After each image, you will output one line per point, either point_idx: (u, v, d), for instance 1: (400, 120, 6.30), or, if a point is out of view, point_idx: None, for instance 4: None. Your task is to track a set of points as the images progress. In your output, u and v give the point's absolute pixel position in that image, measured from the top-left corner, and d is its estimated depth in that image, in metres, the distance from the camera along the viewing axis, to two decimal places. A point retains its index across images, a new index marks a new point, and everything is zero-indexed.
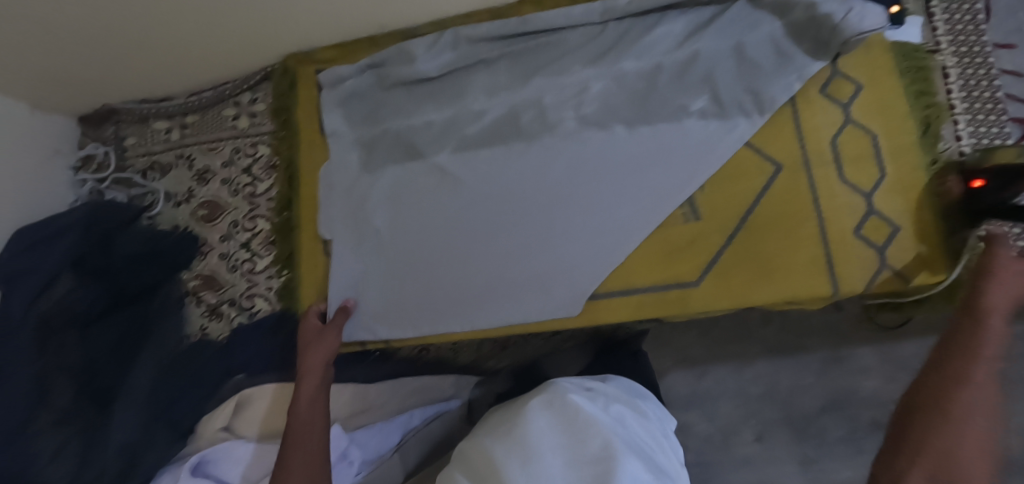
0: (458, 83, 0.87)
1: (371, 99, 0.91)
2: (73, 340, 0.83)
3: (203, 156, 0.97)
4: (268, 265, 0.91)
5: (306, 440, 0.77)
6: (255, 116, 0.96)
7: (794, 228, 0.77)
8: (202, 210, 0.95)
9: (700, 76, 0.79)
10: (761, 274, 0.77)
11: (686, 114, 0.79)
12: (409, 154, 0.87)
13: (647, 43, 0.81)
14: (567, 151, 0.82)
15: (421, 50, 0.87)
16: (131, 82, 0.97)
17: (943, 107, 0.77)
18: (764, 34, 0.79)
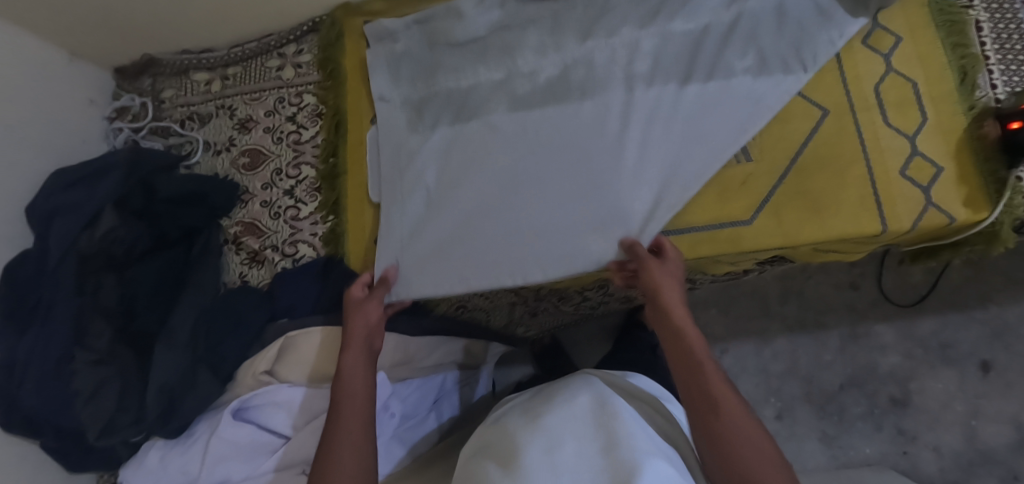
0: (511, 43, 0.83)
1: (419, 57, 0.89)
2: (113, 279, 0.83)
3: (245, 106, 0.97)
4: (313, 211, 0.90)
5: (354, 411, 0.70)
6: (300, 66, 0.96)
7: (842, 168, 0.79)
8: (243, 158, 0.94)
9: (744, 37, 0.77)
10: (812, 212, 0.78)
11: (734, 72, 0.75)
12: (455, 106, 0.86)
13: (695, 4, 0.79)
14: (616, 107, 0.77)
15: (470, 6, 0.85)
16: (170, 32, 0.96)
17: (979, 58, 0.81)
18: None
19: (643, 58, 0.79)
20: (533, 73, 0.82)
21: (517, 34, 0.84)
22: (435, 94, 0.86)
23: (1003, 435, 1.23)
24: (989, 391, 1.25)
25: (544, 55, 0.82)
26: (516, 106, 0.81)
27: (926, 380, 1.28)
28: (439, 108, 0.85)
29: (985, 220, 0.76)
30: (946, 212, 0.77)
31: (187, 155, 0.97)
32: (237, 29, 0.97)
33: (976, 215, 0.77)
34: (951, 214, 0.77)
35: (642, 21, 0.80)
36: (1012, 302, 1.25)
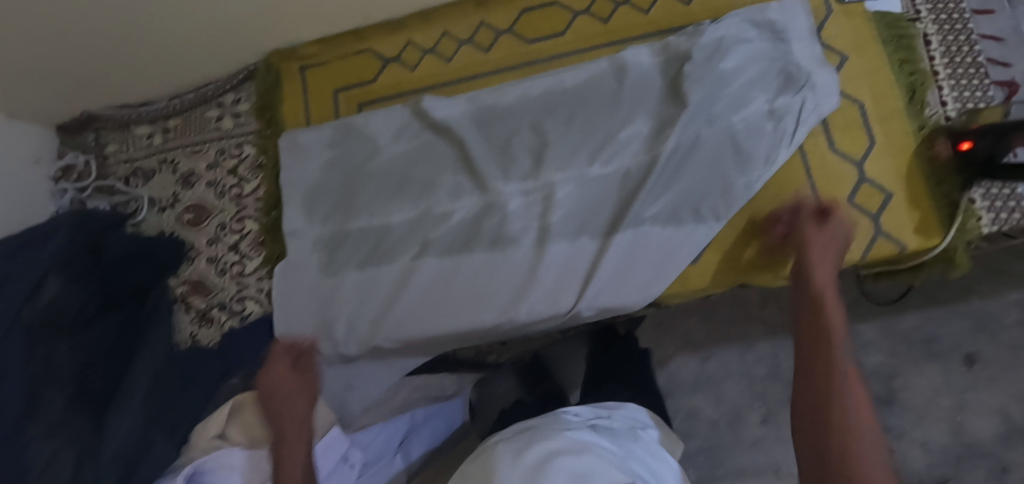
0: (433, 148, 0.86)
1: (336, 191, 0.88)
2: (66, 348, 0.78)
3: (186, 160, 0.95)
4: (258, 266, 0.89)
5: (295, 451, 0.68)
6: (239, 116, 0.94)
7: (790, 197, 0.77)
8: (188, 214, 0.93)
9: (662, 182, 0.77)
10: (761, 244, 0.76)
11: (646, 220, 0.77)
12: (400, 189, 0.85)
13: (616, 145, 0.79)
14: (524, 267, 0.78)
15: (386, 137, 0.87)
16: (114, 82, 0.94)
17: (929, 74, 0.78)
18: (734, 91, 0.77)
19: (560, 206, 0.79)
20: (445, 216, 0.82)
21: (434, 173, 0.85)
22: (347, 234, 0.86)
23: (988, 426, 0.92)
24: (977, 385, 0.94)
25: (460, 196, 0.83)
26: (425, 251, 0.82)
27: (910, 376, 0.97)
28: (378, 185, 0.86)
29: (936, 246, 0.74)
30: (896, 240, 0.74)
31: (133, 213, 0.95)
32: (179, 78, 0.95)
33: (926, 242, 0.74)
34: (901, 242, 0.74)
35: (561, 164, 0.80)
36: (995, 293, 0.96)
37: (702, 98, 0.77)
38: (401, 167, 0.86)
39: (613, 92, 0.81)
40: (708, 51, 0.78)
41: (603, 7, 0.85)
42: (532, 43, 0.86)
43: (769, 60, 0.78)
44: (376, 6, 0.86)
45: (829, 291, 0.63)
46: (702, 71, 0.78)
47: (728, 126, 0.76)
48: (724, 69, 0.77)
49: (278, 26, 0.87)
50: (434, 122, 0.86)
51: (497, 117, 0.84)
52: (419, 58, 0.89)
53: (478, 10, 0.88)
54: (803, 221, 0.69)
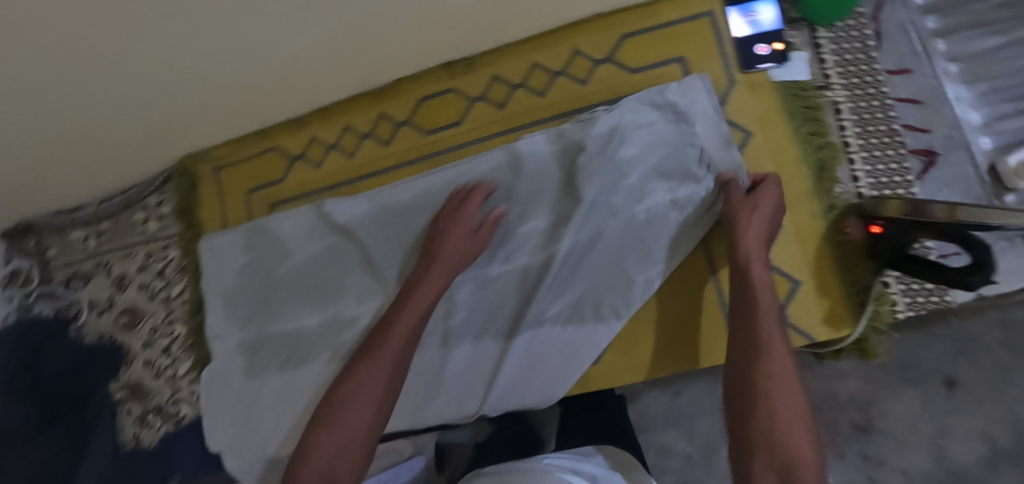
0: (341, 250, 0.87)
1: (257, 294, 0.90)
2: (15, 456, 0.83)
3: (119, 262, 0.98)
4: (188, 370, 0.92)
5: (361, 409, 0.67)
6: (163, 218, 0.96)
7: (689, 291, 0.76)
8: (123, 317, 0.96)
9: (561, 282, 0.75)
10: (657, 340, 0.76)
11: (546, 323, 0.75)
12: (314, 291, 0.87)
13: (514, 244, 0.77)
14: (430, 369, 0.80)
15: (296, 240, 0.89)
16: (44, 195, 0.94)
17: (839, 147, 0.73)
18: (630, 182, 0.74)
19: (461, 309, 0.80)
20: (353, 320, 0.85)
21: (341, 274, 0.86)
22: (266, 339, 0.89)
23: (973, 450, 0.79)
24: (959, 409, 0.80)
25: (364, 301, 0.85)
26: (336, 356, 0.84)
27: (889, 403, 0.82)
28: (291, 290, 0.88)
29: (846, 337, 0.70)
30: (805, 331, 0.71)
31: (74, 316, 0.98)
32: (103, 187, 0.96)
33: (836, 332, 0.70)
34: (811, 333, 0.71)
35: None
36: (976, 313, 0.81)
37: (599, 194, 0.74)
38: (311, 271, 0.88)
39: (508, 188, 0.79)
40: (602, 141, 0.75)
41: (498, 93, 0.83)
42: (430, 134, 0.85)
43: (670, 146, 0.74)
44: (274, 110, 0.86)
45: (771, 308, 0.61)
46: (599, 163, 0.75)
47: (629, 220, 0.74)
48: (620, 159, 0.74)
49: (184, 135, 0.88)
50: (337, 222, 0.86)
51: (400, 215, 0.83)
52: (323, 155, 0.89)
53: (377, 102, 0.87)
54: (744, 211, 0.66)
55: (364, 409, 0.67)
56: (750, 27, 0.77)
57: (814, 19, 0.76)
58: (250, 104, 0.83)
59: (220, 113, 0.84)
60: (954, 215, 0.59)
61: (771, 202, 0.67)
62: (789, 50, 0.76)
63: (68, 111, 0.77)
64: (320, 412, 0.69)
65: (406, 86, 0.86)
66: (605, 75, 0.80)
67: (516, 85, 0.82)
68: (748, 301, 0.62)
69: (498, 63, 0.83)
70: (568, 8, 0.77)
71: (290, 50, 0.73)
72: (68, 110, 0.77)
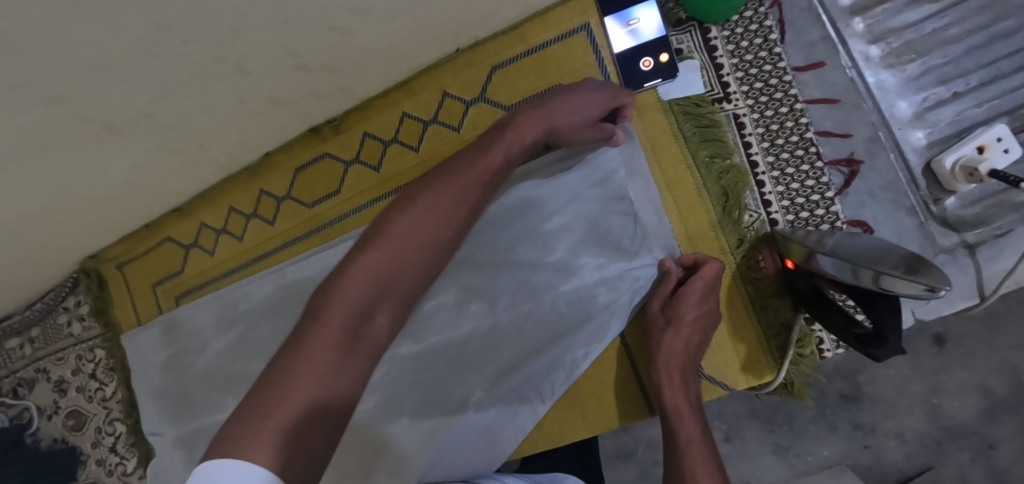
0: (252, 338, 0.80)
1: (179, 390, 0.86)
2: None
3: (56, 367, 0.96)
4: (136, 465, 0.93)
5: (428, 235, 0.53)
6: (84, 319, 0.94)
7: (622, 355, 0.69)
8: (69, 419, 0.96)
9: (478, 359, 0.69)
10: (583, 412, 0.70)
11: (467, 407, 0.67)
12: (233, 383, 0.82)
13: (422, 319, 0.70)
14: None
15: (209, 330, 0.84)
16: None
17: (745, 169, 0.64)
18: (524, 240, 0.66)
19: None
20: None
21: (253, 364, 0.80)
22: (198, 431, 0.85)
23: (969, 404, 0.75)
24: (951, 367, 0.75)
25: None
26: None
27: (875, 369, 0.78)
28: (213, 382, 0.83)
29: (769, 383, 0.63)
30: (723, 381, 0.64)
31: (28, 422, 0.97)
32: (9, 307, 0.92)
33: (758, 379, 0.63)
34: (730, 383, 0.64)
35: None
36: None
37: (498, 262, 0.67)
38: (227, 363, 0.82)
39: None
40: (519, 215, 0.67)
41: (371, 153, 0.75)
42: (313, 206, 0.79)
43: (595, 217, 0.65)
44: (149, 207, 0.81)
45: (697, 447, 0.56)
46: (522, 239, 0.66)
47: (554, 300, 0.66)
48: (543, 231, 0.66)
49: (73, 248, 0.84)
50: (239, 311, 0.82)
51: (294, 294, 0.77)
52: (215, 240, 0.84)
53: (253, 179, 0.81)
54: (660, 328, 0.62)
55: (414, 250, 0.52)
56: (631, 38, 0.66)
57: (703, 19, 0.64)
58: (114, 210, 0.78)
59: (91, 224, 0.79)
60: (877, 281, 0.50)
61: (698, 315, 0.61)
62: (676, 60, 0.64)
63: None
64: (367, 235, 0.53)
65: (278, 157, 0.79)
66: (478, 117, 0.72)
67: (388, 141, 0.75)
68: (673, 439, 0.58)
69: (365, 120, 0.75)
70: (421, 52, 0.68)
71: (121, 165, 0.66)
72: None
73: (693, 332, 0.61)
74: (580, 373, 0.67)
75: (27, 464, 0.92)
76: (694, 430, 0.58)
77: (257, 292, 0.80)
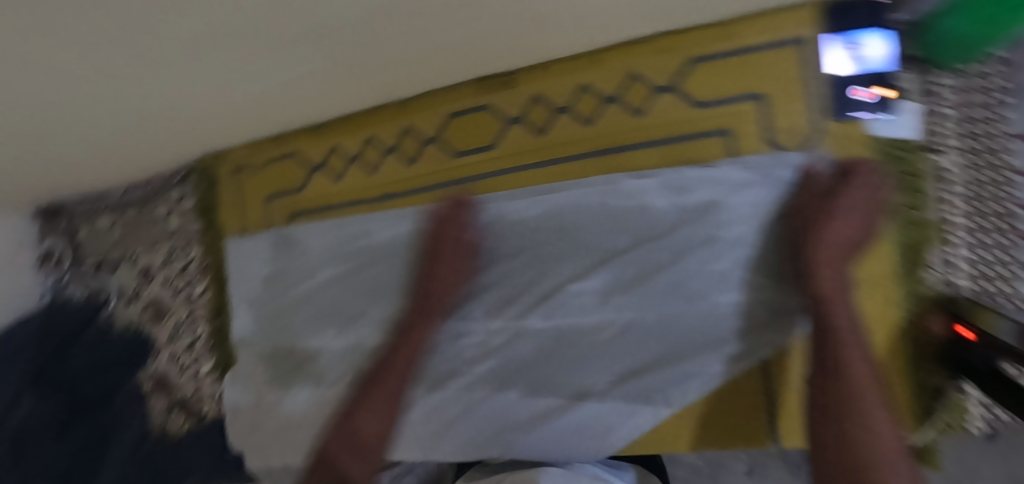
0: (367, 274, 0.79)
1: (275, 305, 0.86)
2: (49, 448, 0.86)
3: (145, 254, 0.95)
4: (210, 370, 0.92)
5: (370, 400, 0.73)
6: (185, 215, 0.92)
7: (757, 381, 0.67)
8: (148, 310, 0.95)
9: (610, 351, 0.69)
10: (703, 427, 0.69)
11: (589, 395, 0.70)
12: (336, 314, 0.82)
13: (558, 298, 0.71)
14: (452, 408, 0.77)
15: (320, 254, 0.82)
16: (65, 189, 0.91)
17: (934, 226, 0.62)
18: (682, 244, 0.66)
19: (470, 345, 0.76)
20: (380, 349, 0.80)
21: (361, 299, 0.80)
22: (287, 351, 0.85)
23: None
24: None
25: (388, 328, 0.79)
26: (362, 381, 0.81)
27: None
28: (313, 310, 0.83)
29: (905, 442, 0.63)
30: None
31: (103, 302, 0.96)
32: (116, 181, 0.91)
33: None
34: None
35: (491, 311, 0.75)
36: None
37: (657, 264, 0.67)
38: (332, 294, 0.82)
39: (547, 230, 0.71)
40: (693, 222, 0.66)
41: (538, 116, 0.72)
42: (459, 157, 0.76)
43: (767, 238, 0.64)
44: (291, 119, 0.79)
45: (852, 338, 0.56)
46: (689, 246, 0.66)
47: (711, 308, 0.65)
48: (717, 240, 0.65)
49: (200, 140, 0.82)
50: (357, 248, 0.80)
51: (422, 241, 0.77)
52: (344, 167, 0.82)
53: (403, 113, 0.78)
54: (823, 215, 0.59)
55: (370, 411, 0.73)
56: (855, 64, 0.63)
57: (932, 61, 0.62)
58: (256, 112, 0.75)
59: (229, 122, 0.77)
60: None
61: (857, 207, 0.59)
62: (896, 97, 0.63)
63: (51, 134, 0.71)
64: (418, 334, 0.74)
65: (436, 98, 0.76)
66: (664, 106, 0.68)
67: (560, 108, 0.71)
68: (828, 327, 0.56)
69: (540, 80, 0.72)
70: (626, 27, 0.65)
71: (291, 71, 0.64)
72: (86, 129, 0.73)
73: (852, 226, 0.59)
74: (713, 387, 0.67)
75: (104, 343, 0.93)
76: (862, 370, 0.55)
77: (382, 231, 0.78)
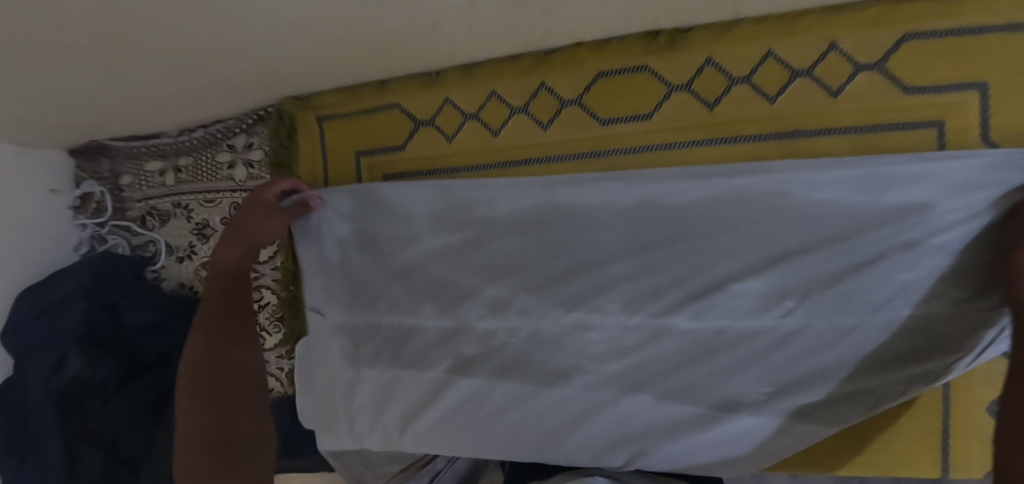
0: (484, 246, 0.69)
1: (359, 276, 0.75)
2: (98, 409, 0.75)
3: (201, 208, 0.83)
4: (278, 344, 0.85)
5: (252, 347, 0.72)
6: (253, 166, 0.80)
7: (937, 405, 0.60)
8: (206, 271, 0.84)
9: (772, 363, 0.60)
10: (861, 448, 0.63)
11: (741, 406, 0.61)
12: (434, 293, 0.71)
13: (719, 296, 0.61)
14: (569, 416, 0.66)
15: (426, 221, 0.71)
16: (116, 123, 0.78)
17: None
18: (886, 247, 0.57)
19: (599, 341, 0.65)
20: (487, 335, 0.69)
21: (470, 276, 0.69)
22: (370, 330, 0.74)
23: None
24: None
25: (501, 314, 0.68)
26: (458, 368, 0.69)
27: None
28: (409, 288, 0.72)
29: None
30: None
31: (152, 257, 0.86)
32: (178, 118, 0.78)
33: None
34: None
35: (629, 304, 0.64)
36: None
37: (835, 270, 0.58)
38: (434, 268, 0.71)
39: (716, 215, 0.61)
40: (886, 223, 0.56)
41: (709, 85, 0.62)
42: (606, 125, 0.65)
43: (976, 252, 0.56)
44: (402, 63, 0.66)
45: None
46: (882, 250, 0.57)
47: (892, 318, 0.58)
48: (921, 244, 0.56)
49: (288, 79, 0.70)
50: (471, 217, 0.69)
51: (557, 217, 0.66)
52: (459, 125, 0.70)
53: (537, 68, 0.66)
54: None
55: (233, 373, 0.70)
56: None
57: None
58: (372, 52, 0.63)
59: (332, 60, 0.65)
60: None
61: None
62: None
63: (118, 49, 0.58)
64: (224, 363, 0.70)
65: (583, 52, 0.64)
66: (867, 87, 0.58)
67: (738, 79, 0.61)
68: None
69: (718, 43, 0.60)
70: None
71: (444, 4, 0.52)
72: (159, 50, 0.60)
73: None
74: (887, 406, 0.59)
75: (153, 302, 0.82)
76: None
77: (505, 203, 0.68)
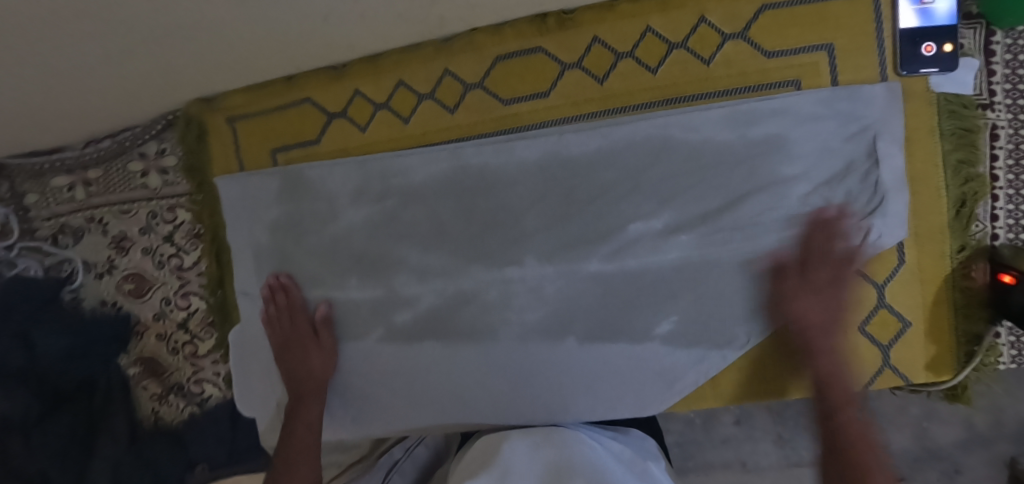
0: (403, 218, 0.70)
1: (281, 251, 0.74)
2: (21, 445, 0.73)
3: (117, 221, 0.82)
4: (211, 348, 0.83)
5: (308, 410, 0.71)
6: (167, 172, 0.80)
7: None
8: (128, 284, 0.83)
9: (674, 298, 0.66)
10: (757, 376, 0.69)
11: (650, 338, 0.67)
12: (359, 268, 0.72)
13: (622, 240, 0.66)
14: (500, 370, 0.70)
15: (344, 195, 0.72)
16: (14, 143, 0.76)
17: (984, 181, 0.65)
18: (760, 181, 0.64)
19: (520, 293, 0.69)
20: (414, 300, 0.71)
21: (392, 248, 0.71)
22: None
23: None
24: None
25: (428, 278, 0.70)
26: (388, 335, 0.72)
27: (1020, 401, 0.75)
28: (334, 269, 0.73)
29: (944, 382, 0.67)
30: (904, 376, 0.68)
31: (68, 277, 0.82)
32: (82, 131, 0.77)
33: (935, 378, 0.67)
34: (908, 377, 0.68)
35: (543, 256, 0.67)
36: None
37: (726, 203, 0.64)
38: (358, 240, 0.72)
39: (613, 165, 0.66)
40: (759, 154, 0.63)
41: (598, 61, 0.67)
42: (509, 104, 0.69)
43: (835, 175, 0.63)
44: (308, 58, 0.68)
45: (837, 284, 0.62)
46: (757, 179, 0.64)
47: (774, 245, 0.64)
48: (791, 181, 0.63)
49: (195, 82, 0.71)
50: (390, 185, 0.70)
51: (472, 179, 0.68)
52: (371, 115, 0.73)
53: (440, 55, 0.69)
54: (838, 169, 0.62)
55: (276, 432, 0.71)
56: (919, 16, 0.62)
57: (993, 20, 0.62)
58: (274, 50, 0.65)
59: (234, 61, 0.67)
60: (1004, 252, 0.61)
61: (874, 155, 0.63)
62: (958, 54, 0.63)
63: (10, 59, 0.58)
64: None
65: (481, 38, 0.68)
66: (733, 54, 0.65)
67: (623, 53, 0.67)
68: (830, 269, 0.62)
69: (601, 22, 0.66)
70: None
71: None
72: (52, 60, 0.60)
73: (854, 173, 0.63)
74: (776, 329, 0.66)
75: (70, 324, 0.78)
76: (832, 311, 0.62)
77: (422, 170, 0.69)
